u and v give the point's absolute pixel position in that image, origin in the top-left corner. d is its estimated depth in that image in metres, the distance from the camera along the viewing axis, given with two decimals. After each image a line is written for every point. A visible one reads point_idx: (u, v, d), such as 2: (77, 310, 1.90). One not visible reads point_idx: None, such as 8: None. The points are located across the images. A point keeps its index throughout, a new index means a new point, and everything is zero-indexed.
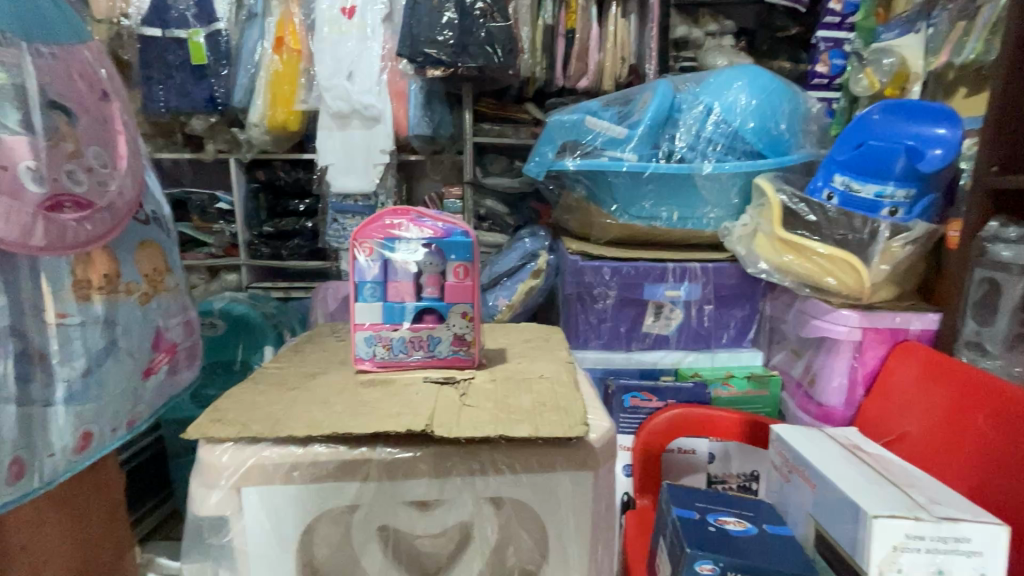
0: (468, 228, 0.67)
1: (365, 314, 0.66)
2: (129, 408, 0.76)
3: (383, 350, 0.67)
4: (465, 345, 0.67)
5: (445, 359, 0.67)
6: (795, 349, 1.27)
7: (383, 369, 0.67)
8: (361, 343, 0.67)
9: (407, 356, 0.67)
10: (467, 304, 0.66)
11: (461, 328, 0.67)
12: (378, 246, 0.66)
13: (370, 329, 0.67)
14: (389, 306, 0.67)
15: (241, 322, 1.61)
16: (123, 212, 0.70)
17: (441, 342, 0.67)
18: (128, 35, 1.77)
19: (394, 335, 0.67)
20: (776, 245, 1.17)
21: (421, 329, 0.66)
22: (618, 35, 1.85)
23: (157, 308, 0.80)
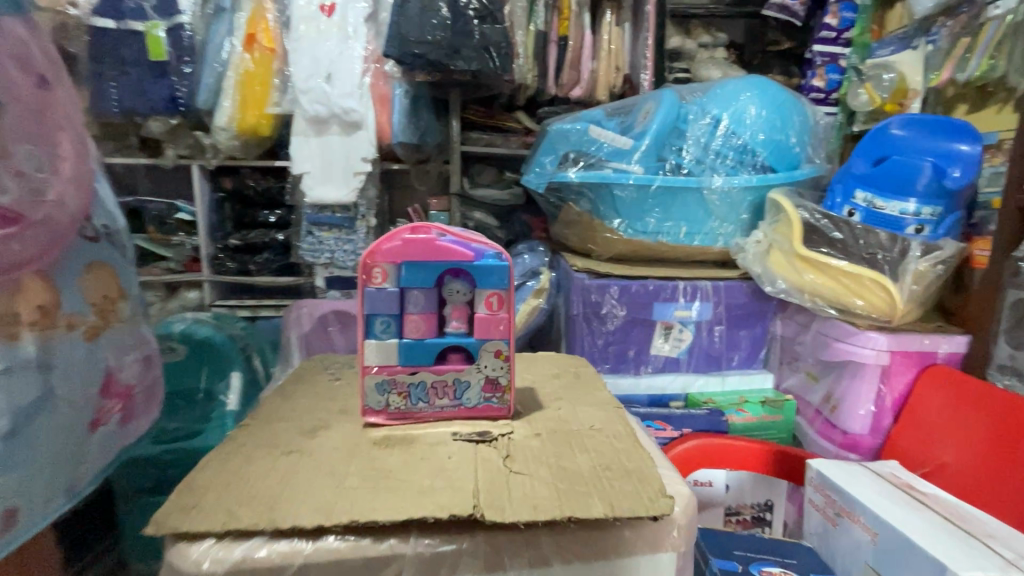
0: (501, 249, 0.57)
1: (377, 354, 0.55)
2: (70, 471, 0.61)
3: (399, 399, 0.55)
4: (499, 392, 0.56)
5: (474, 408, 0.56)
6: (812, 373, 1.20)
7: (398, 422, 0.55)
8: (372, 391, 0.55)
9: (428, 407, 0.55)
10: (502, 341, 0.55)
11: (494, 371, 0.55)
12: (395, 272, 0.55)
13: (383, 373, 0.55)
14: (406, 345, 0.55)
15: (204, 346, 1.44)
16: (60, 228, 0.56)
17: (470, 389, 0.55)
18: (75, 26, 1.58)
19: (413, 380, 0.55)
20: (795, 262, 1.11)
21: (447, 372, 0.55)
22: (612, 44, 1.79)
23: (107, 344, 0.65)
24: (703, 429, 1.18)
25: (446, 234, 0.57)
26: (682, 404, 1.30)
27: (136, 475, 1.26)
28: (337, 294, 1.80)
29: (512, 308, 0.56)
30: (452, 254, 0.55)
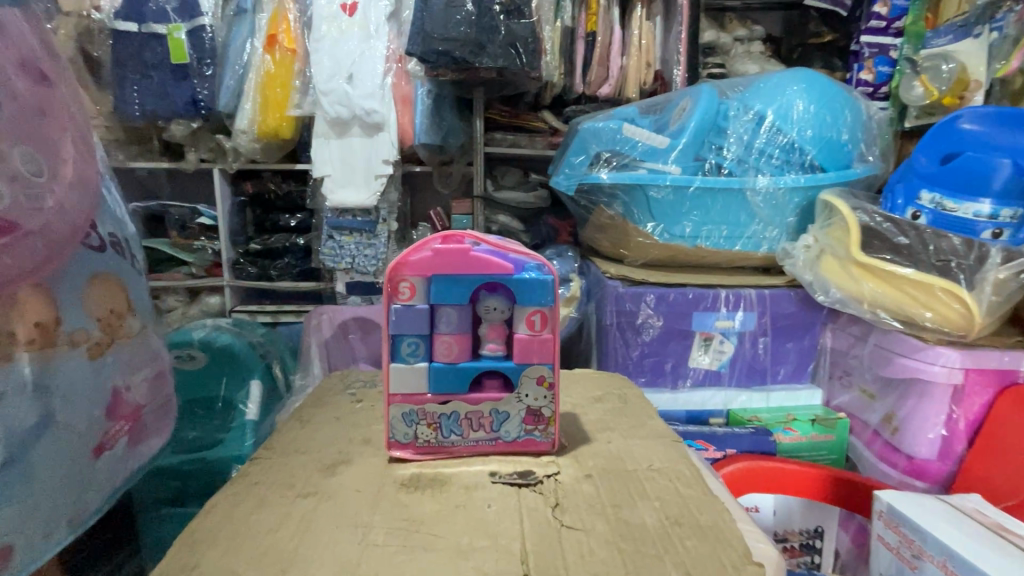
0: (545, 260, 0.50)
1: (403, 380, 0.48)
2: (73, 502, 0.56)
3: (429, 432, 0.49)
4: (541, 425, 0.49)
5: (513, 443, 0.49)
6: (869, 391, 1.10)
7: (425, 458, 0.49)
8: (398, 422, 0.49)
9: (461, 440, 0.49)
10: (546, 366, 0.49)
11: (538, 400, 0.49)
12: (424, 287, 0.48)
13: (410, 402, 0.48)
14: (437, 370, 0.48)
15: (223, 354, 1.40)
16: (63, 237, 0.52)
17: (508, 420, 0.49)
18: (99, 30, 1.57)
19: (445, 411, 0.48)
20: (851, 269, 1.02)
21: (482, 401, 0.48)
22: (642, 39, 1.70)
23: (114, 362, 0.60)
24: (748, 450, 1.09)
25: (481, 242, 0.50)
26: (723, 421, 1.21)
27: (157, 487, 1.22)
28: (358, 300, 1.77)
29: (558, 329, 0.49)
30: (489, 266, 0.48)
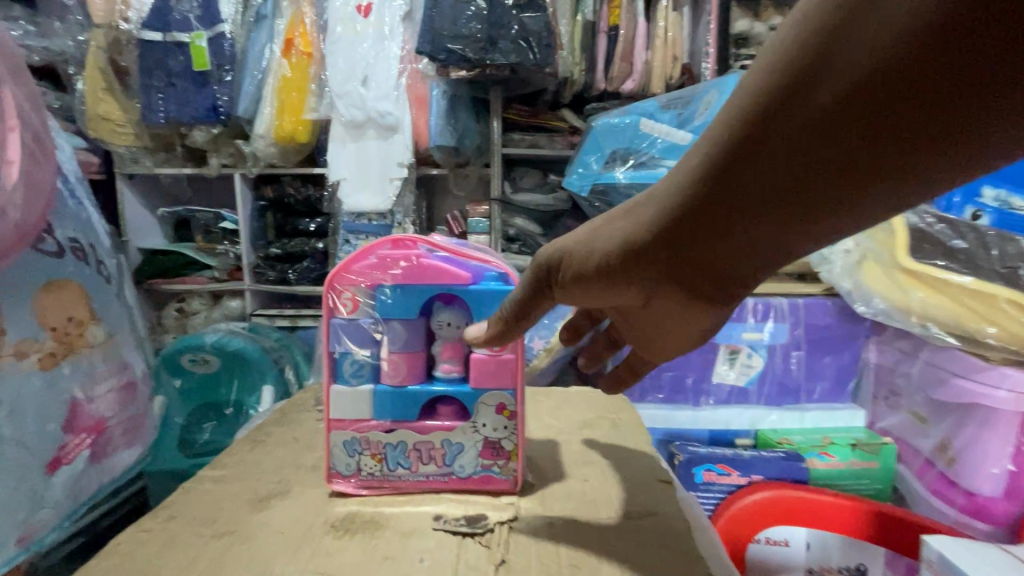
0: (508, 270, 0.46)
1: (344, 404, 0.45)
2: (22, 519, 0.54)
3: (373, 463, 0.45)
4: (500, 461, 0.45)
5: (469, 479, 0.46)
6: (920, 414, 0.98)
7: (366, 491, 0.45)
8: (339, 452, 0.45)
9: (409, 474, 0.45)
10: (508, 391, 0.45)
11: (497, 428, 0.45)
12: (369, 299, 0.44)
13: (353, 429, 0.45)
14: (383, 392, 0.45)
15: (237, 358, 1.33)
16: (4, 242, 0.51)
17: (464, 453, 0.45)
18: (127, 41, 1.61)
19: (389, 440, 0.45)
20: (897, 275, 0.93)
21: (434, 430, 0.45)
22: (668, 32, 1.57)
23: (72, 373, 0.58)
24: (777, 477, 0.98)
25: (434, 247, 0.46)
26: (750, 443, 1.09)
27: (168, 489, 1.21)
28: None
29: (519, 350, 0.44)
30: (442, 277, 0.44)
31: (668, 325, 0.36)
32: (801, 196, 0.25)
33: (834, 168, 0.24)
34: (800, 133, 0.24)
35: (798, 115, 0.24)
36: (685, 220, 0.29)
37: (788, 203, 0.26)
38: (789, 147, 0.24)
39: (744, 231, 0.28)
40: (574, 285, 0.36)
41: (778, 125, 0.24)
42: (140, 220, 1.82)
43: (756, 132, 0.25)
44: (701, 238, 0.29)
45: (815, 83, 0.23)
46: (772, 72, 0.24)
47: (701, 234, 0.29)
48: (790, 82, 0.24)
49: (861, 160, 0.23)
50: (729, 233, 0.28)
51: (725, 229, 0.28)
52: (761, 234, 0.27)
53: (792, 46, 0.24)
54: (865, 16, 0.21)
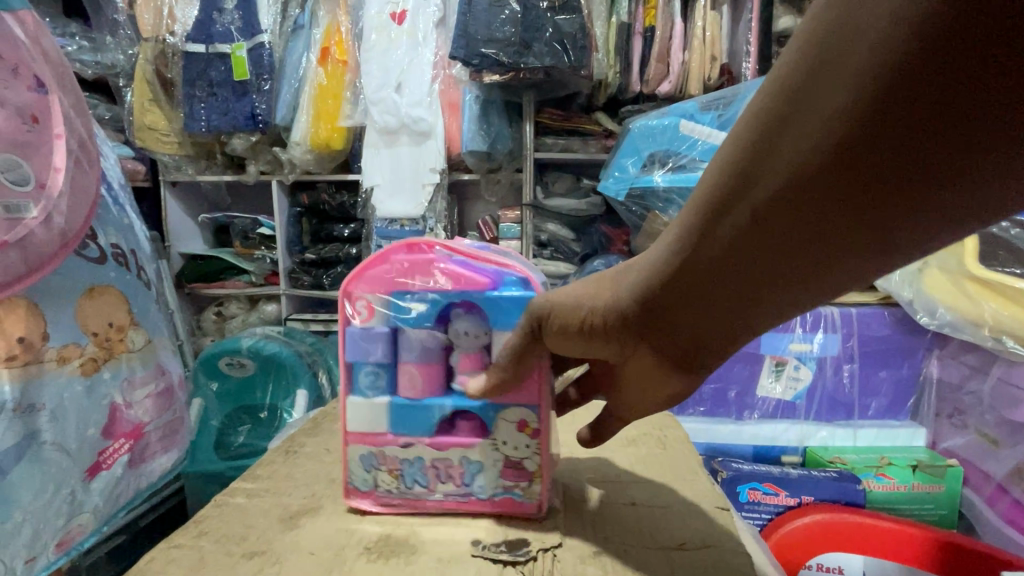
0: (529, 272, 0.44)
1: (360, 416, 0.45)
2: (61, 524, 0.54)
3: (390, 480, 0.45)
4: (522, 484, 0.44)
5: (489, 500, 0.44)
6: (990, 436, 0.92)
7: (382, 508, 0.45)
8: (355, 466, 0.45)
9: (427, 493, 0.44)
10: (530, 407, 0.43)
11: (520, 447, 0.43)
12: (383, 307, 0.44)
13: (369, 444, 0.45)
14: (398, 407, 0.44)
15: (272, 362, 1.32)
16: (48, 248, 0.52)
17: (484, 473, 0.44)
18: (172, 53, 1.66)
19: (405, 457, 0.44)
20: (963, 283, 0.88)
21: (450, 448, 0.44)
22: (707, 31, 1.51)
23: (111, 380, 0.59)
24: (830, 499, 0.92)
25: (454, 253, 0.45)
26: (798, 460, 1.03)
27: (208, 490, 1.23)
28: None
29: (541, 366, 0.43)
30: (458, 284, 0.43)
31: (650, 388, 0.41)
32: (752, 280, 0.31)
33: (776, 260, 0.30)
34: (743, 233, 0.30)
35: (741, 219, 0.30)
36: (663, 297, 0.35)
37: (742, 286, 0.32)
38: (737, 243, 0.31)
39: (711, 307, 0.34)
40: (560, 338, 0.40)
41: (726, 227, 0.31)
42: (182, 226, 1.87)
43: (710, 232, 0.32)
44: (677, 311, 0.35)
45: (745, 194, 0.29)
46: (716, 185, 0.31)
47: (675, 308, 0.35)
48: (729, 194, 0.30)
49: (794, 255, 0.29)
50: (700, 309, 0.34)
51: (695, 305, 0.34)
52: (723, 312, 0.34)
53: (727, 165, 0.31)
54: (776, 147, 0.28)
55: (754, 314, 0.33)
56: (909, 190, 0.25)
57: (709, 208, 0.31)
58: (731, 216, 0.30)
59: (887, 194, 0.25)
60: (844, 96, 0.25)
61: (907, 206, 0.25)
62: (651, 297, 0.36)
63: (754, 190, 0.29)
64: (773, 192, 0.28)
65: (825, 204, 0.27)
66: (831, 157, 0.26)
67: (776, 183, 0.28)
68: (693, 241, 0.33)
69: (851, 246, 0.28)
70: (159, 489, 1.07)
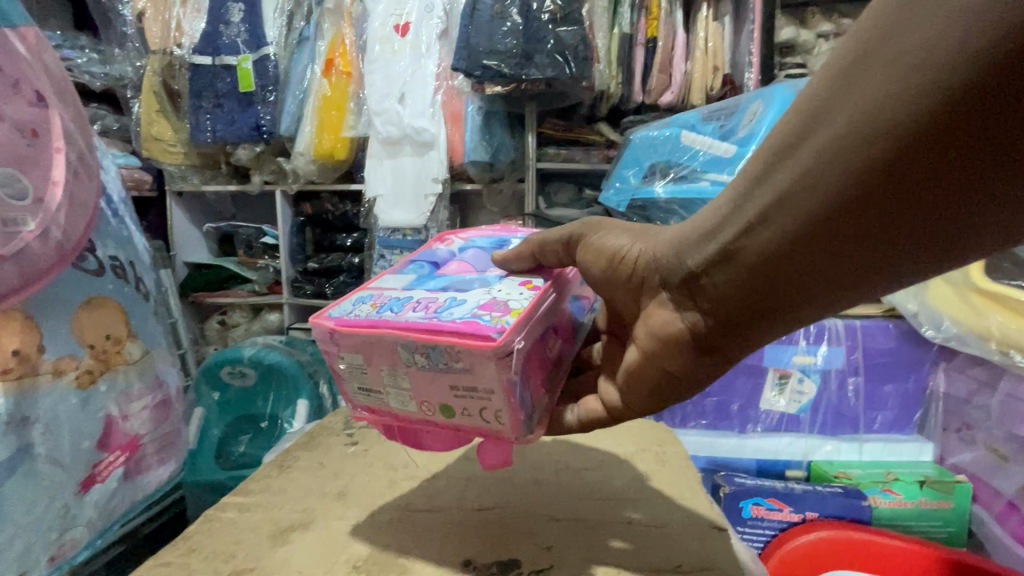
0: None
1: (387, 280, 0.47)
2: (53, 538, 0.54)
3: (368, 309, 0.42)
4: (495, 313, 0.38)
5: (450, 323, 0.37)
6: (999, 451, 0.91)
7: (342, 332, 0.41)
8: (348, 305, 0.44)
9: (391, 316, 0.40)
10: (539, 276, 0.45)
11: (511, 292, 0.42)
12: (460, 241, 0.55)
13: (376, 292, 0.45)
14: (421, 278, 0.46)
15: (274, 371, 1.32)
16: (44, 261, 0.52)
17: (459, 306, 0.39)
18: (179, 65, 1.69)
19: (398, 296, 0.43)
20: (967, 293, 0.87)
21: (441, 294, 0.42)
22: (709, 42, 1.52)
23: (107, 391, 0.59)
24: (834, 516, 0.90)
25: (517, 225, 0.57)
26: (802, 475, 1.01)
27: (208, 500, 1.23)
28: None
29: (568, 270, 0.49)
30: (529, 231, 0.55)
31: (652, 354, 0.40)
32: (786, 254, 0.30)
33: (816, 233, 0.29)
34: (789, 193, 0.29)
35: (789, 178, 0.29)
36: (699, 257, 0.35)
37: (775, 261, 0.31)
38: (782, 205, 0.30)
39: (743, 274, 0.33)
40: (589, 251, 0.44)
41: (777, 184, 0.30)
42: (187, 235, 1.89)
43: (759, 188, 0.31)
44: (709, 273, 0.35)
45: (799, 148, 0.29)
46: (776, 137, 0.30)
47: (708, 270, 0.35)
48: (783, 147, 0.29)
49: (834, 230, 0.28)
50: (732, 275, 0.34)
51: (726, 270, 0.34)
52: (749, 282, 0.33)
53: (793, 117, 0.29)
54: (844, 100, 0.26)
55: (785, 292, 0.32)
56: (961, 176, 0.24)
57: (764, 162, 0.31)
58: (781, 173, 0.30)
59: (953, 173, 0.24)
60: (926, 54, 0.23)
61: (973, 189, 0.24)
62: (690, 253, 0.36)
63: (808, 148, 0.28)
64: (824, 146, 0.27)
65: (878, 176, 0.26)
66: (896, 120, 0.24)
67: (823, 142, 0.27)
68: (741, 198, 0.32)
69: (899, 229, 0.27)
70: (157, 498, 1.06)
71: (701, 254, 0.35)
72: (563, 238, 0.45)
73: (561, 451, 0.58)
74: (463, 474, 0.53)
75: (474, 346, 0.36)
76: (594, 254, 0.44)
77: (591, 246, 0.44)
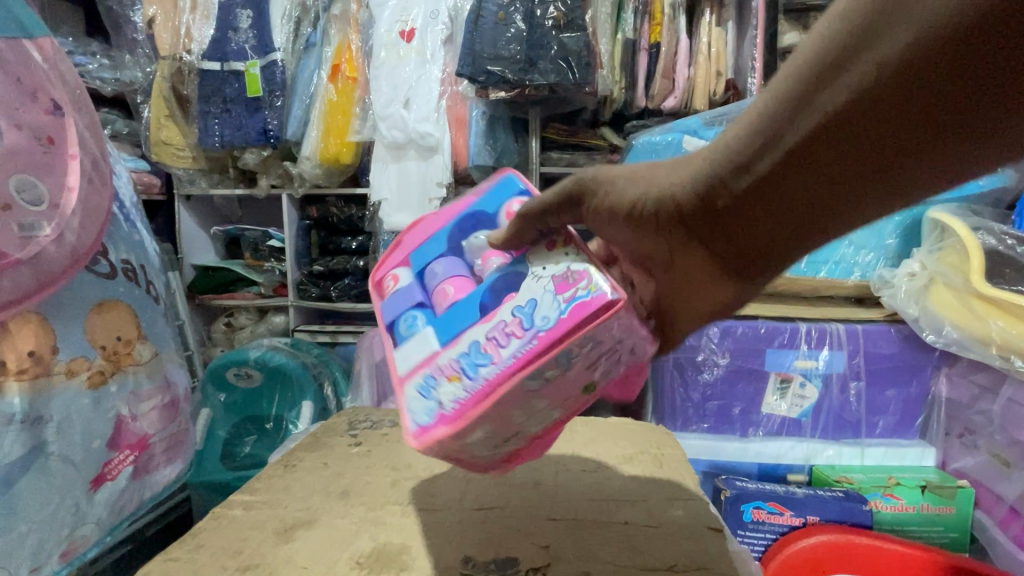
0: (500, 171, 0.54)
1: (410, 351, 0.43)
2: (65, 535, 0.56)
3: (452, 383, 0.39)
4: (581, 284, 0.38)
5: (559, 323, 0.36)
6: (1003, 457, 0.91)
7: (458, 427, 0.37)
8: (418, 402, 0.40)
9: (491, 366, 0.37)
10: (557, 248, 0.42)
11: (559, 264, 0.41)
12: (404, 270, 0.52)
13: (427, 365, 0.41)
14: (445, 319, 0.44)
15: (279, 373, 1.34)
16: (58, 264, 0.53)
17: (537, 307, 0.38)
18: (188, 71, 1.72)
19: (458, 352, 0.40)
20: (970, 301, 0.87)
21: (496, 312, 0.40)
22: (711, 47, 1.52)
23: (118, 392, 0.60)
24: (835, 520, 0.90)
25: (443, 208, 0.56)
26: (804, 479, 1.01)
27: (215, 499, 1.24)
28: None
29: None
30: (456, 211, 0.55)
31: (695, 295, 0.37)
32: (841, 174, 0.27)
33: (892, 139, 0.25)
34: (866, 97, 0.24)
35: (867, 76, 0.24)
36: (731, 197, 0.31)
37: (826, 183, 0.28)
38: (853, 111, 0.25)
39: (787, 197, 0.29)
40: (595, 214, 0.38)
41: (845, 86, 0.25)
42: (195, 238, 1.91)
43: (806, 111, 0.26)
44: (745, 214, 0.31)
45: (861, 56, 0.24)
46: (846, 27, 0.25)
47: (743, 209, 0.31)
48: (838, 56, 0.25)
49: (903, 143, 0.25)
50: (774, 198, 0.29)
51: (766, 205, 0.30)
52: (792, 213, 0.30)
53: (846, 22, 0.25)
54: None
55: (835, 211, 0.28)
56: None
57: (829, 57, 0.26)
58: (856, 70, 0.25)
59: None
60: None
61: None
62: (719, 191, 0.31)
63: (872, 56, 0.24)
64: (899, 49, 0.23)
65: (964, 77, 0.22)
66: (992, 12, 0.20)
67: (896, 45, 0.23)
68: (780, 122, 0.28)
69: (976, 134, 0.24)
70: (164, 498, 1.07)
71: (734, 189, 0.30)
72: (558, 195, 0.40)
73: (560, 454, 0.59)
74: (463, 475, 0.54)
75: (609, 320, 0.36)
76: (598, 203, 0.38)
77: (591, 196, 0.38)
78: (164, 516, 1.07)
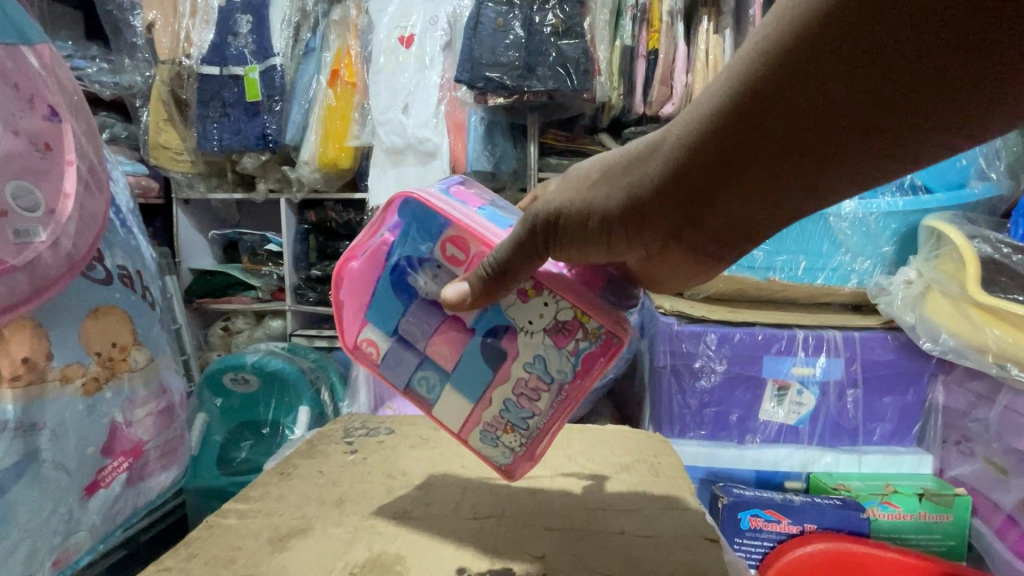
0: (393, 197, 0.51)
1: (451, 413, 0.52)
2: (57, 542, 0.55)
3: (510, 435, 0.50)
4: (579, 335, 0.47)
5: (574, 371, 0.47)
6: (999, 464, 0.92)
7: (535, 454, 0.51)
8: (484, 446, 0.52)
9: (537, 416, 0.49)
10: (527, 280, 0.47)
11: (545, 315, 0.47)
12: (374, 333, 0.54)
13: (478, 425, 0.51)
14: (461, 379, 0.51)
15: (276, 378, 1.33)
16: (54, 270, 0.53)
17: (549, 360, 0.48)
18: (187, 75, 1.72)
19: (498, 409, 0.50)
20: (967, 309, 0.87)
21: (510, 371, 0.49)
22: (710, 54, 1.52)
23: (114, 398, 0.60)
24: (832, 528, 0.90)
25: (368, 254, 0.55)
26: (801, 486, 1.02)
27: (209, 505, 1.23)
28: None
29: (464, 231, 0.49)
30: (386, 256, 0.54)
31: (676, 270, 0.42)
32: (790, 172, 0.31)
33: (839, 140, 0.28)
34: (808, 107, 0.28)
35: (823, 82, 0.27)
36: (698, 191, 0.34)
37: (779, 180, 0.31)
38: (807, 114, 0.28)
39: (753, 189, 0.32)
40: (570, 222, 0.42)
41: (805, 89, 0.28)
42: (193, 242, 1.91)
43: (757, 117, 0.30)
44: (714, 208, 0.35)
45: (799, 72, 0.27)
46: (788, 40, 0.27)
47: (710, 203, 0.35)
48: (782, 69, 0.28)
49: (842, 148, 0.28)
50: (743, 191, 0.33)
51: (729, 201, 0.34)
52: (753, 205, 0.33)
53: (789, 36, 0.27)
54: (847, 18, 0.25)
55: (794, 198, 0.32)
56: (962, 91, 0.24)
57: (788, 55, 0.28)
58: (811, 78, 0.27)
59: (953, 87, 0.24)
60: None
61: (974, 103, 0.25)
62: (688, 186, 0.35)
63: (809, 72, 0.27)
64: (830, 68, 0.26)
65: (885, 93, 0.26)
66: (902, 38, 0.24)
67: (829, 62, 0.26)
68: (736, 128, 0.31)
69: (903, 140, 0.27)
70: (158, 505, 1.05)
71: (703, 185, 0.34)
72: (523, 234, 0.44)
73: (556, 462, 0.59)
74: (459, 482, 0.54)
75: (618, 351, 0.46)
76: (571, 218, 0.42)
77: (563, 211, 0.42)
78: (157, 522, 1.06)
